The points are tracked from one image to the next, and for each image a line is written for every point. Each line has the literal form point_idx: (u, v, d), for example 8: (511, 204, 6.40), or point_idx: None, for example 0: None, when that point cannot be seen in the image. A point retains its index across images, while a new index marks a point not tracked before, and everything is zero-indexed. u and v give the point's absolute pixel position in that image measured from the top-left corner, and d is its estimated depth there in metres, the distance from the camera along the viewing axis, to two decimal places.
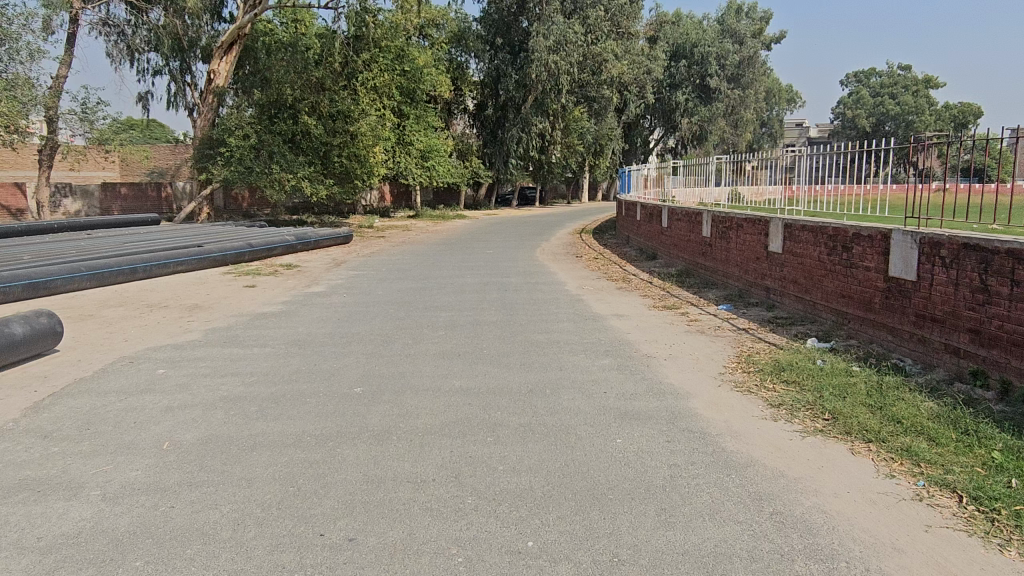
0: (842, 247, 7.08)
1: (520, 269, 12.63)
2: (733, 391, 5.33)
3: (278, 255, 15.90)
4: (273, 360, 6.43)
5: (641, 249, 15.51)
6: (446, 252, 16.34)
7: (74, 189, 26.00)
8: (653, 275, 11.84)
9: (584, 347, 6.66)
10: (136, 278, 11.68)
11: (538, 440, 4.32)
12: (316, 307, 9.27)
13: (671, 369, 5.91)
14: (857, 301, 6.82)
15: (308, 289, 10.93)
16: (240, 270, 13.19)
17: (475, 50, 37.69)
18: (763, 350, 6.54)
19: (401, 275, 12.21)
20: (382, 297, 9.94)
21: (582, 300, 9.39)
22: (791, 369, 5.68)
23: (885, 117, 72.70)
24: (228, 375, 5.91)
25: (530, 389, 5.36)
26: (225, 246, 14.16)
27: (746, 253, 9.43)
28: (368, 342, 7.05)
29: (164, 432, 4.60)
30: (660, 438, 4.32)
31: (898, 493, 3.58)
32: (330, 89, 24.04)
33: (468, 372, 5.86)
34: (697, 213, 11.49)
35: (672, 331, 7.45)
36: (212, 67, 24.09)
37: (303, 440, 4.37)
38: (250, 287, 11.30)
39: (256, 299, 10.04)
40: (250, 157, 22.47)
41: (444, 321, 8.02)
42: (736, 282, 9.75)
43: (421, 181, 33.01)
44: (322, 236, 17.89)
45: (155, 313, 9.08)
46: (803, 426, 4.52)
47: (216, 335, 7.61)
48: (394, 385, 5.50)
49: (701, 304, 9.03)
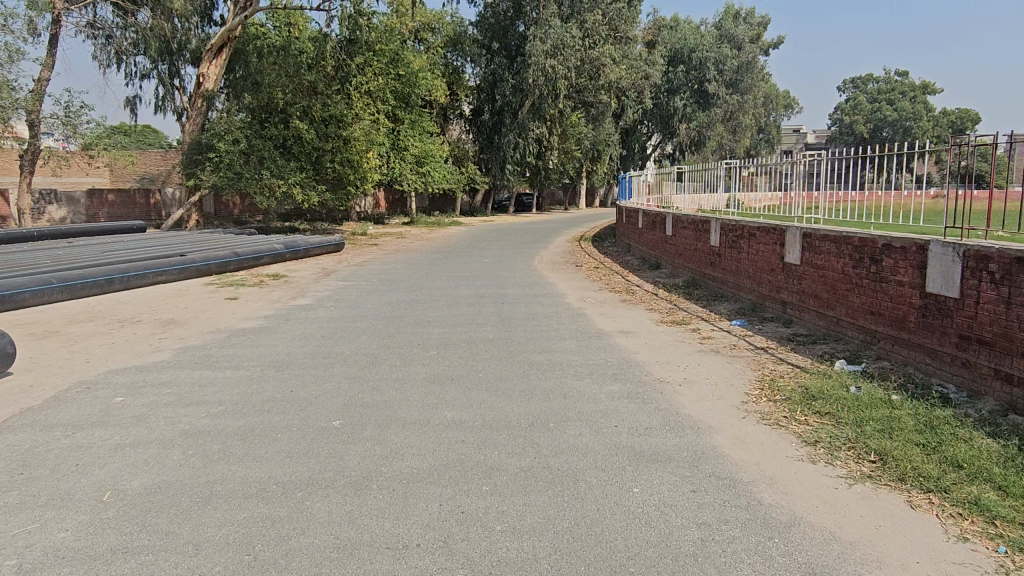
0: (870, 259, 6.49)
1: (518, 280, 12.01)
2: (760, 424, 4.71)
3: (266, 264, 15.26)
4: (246, 386, 5.80)
5: (643, 258, 14.92)
6: (440, 261, 15.74)
7: (59, 195, 25.31)
8: (658, 286, 11.25)
9: (589, 370, 6.05)
10: (111, 290, 11.04)
11: (542, 490, 3.70)
12: (300, 323, 8.63)
13: (688, 397, 5.29)
14: (889, 318, 6.23)
15: (293, 302, 10.29)
16: (224, 281, 12.55)
17: (471, 54, 37.19)
18: (787, 374, 5.93)
19: (392, 286, 11.60)
20: (372, 311, 9.33)
21: (584, 315, 8.77)
22: (822, 398, 5.07)
23: (883, 122, 72.20)
24: (193, 404, 5.27)
25: (531, 423, 4.74)
26: (209, 255, 13.51)
27: (760, 264, 8.84)
28: (352, 364, 6.43)
29: (109, 477, 3.96)
30: (684, 487, 3.70)
31: (977, 563, 2.98)
32: (322, 93, 23.51)
33: (462, 400, 5.24)
34: (704, 220, 10.92)
35: (684, 351, 6.85)
36: (201, 70, 23.39)
37: (268, 490, 3.75)
38: (232, 299, 10.66)
39: (237, 313, 9.42)
40: (240, 163, 21.88)
41: (436, 339, 7.40)
42: (748, 294, 9.17)
43: (416, 187, 32.37)
44: (314, 244, 17.29)
45: (126, 329, 8.43)
46: (848, 470, 3.92)
47: (189, 355, 6.98)
48: (378, 417, 4.88)
49: (712, 318, 8.43)
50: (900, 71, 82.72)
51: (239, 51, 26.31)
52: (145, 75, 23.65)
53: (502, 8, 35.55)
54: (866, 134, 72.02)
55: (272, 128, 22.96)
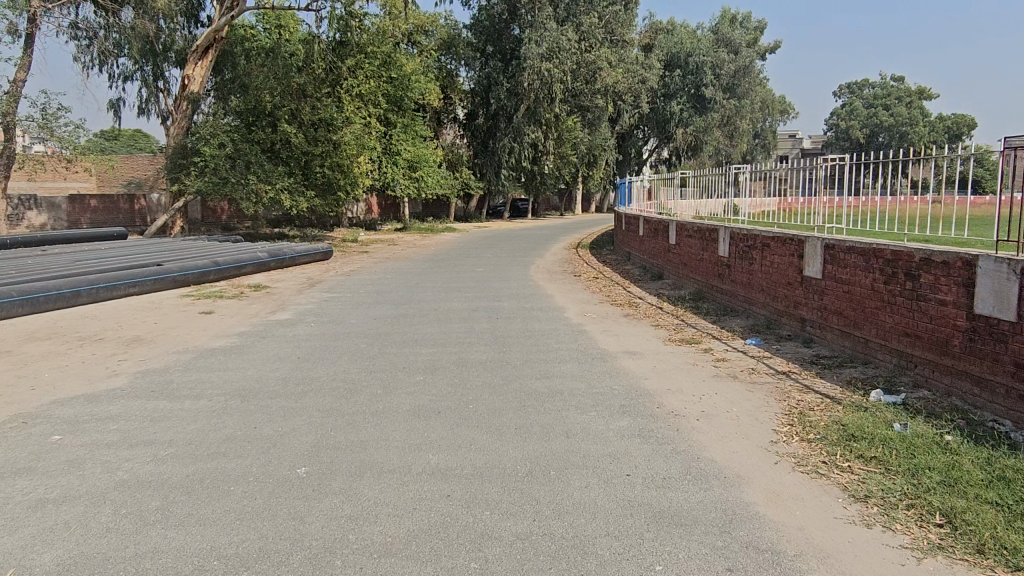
0: (905, 274, 5.83)
1: (514, 292, 11.35)
2: (796, 473, 4.02)
3: (249, 273, 14.54)
4: (205, 420, 5.10)
5: (644, 267, 14.28)
6: (431, 270, 15.10)
7: (40, 201, 24.54)
8: (662, 299, 10.61)
9: (593, 401, 5.38)
10: (78, 302, 10.31)
11: (545, 568, 3.01)
12: (276, 341, 7.94)
13: (709, 437, 4.60)
14: (928, 341, 5.57)
15: (272, 317, 9.59)
16: (201, 292, 11.83)
17: (465, 58, 36.64)
18: (817, 405, 5.26)
19: (380, 299, 10.92)
20: (355, 327, 8.64)
21: (585, 332, 8.10)
22: (863, 439, 4.40)
23: (880, 128, 71.80)
24: (138, 445, 4.56)
25: (529, 471, 4.05)
26: (186, 264, 12.79)
27: (775, 277, 8.17)
28: (328, 393, 5.72)
29: (15, 549, 3.25)
30: (719, 566, 3.01)
31: None
32: (311, 96, 22.78)
33: (450, 441, 4.56)
34: (712, 229, 10.25)
35: (698, 376, 6.16)
36: (187, 71, 22.63)
37: (207, 569, 3.05)
38: (207, 314, 9.95)
39: (210, 329, 8.71)
40: (225, 167, 21.14)
41: (424, 362, 6.72)
42: (762, 310, 8.51)
43: (410, 193, 31.74)
44: (301, 252, 16.63)
45: (84, 349, 7.72)
46: (912, 538, 3.24)
47: (148, 380, 6.27)
48: (351, 464, 4.19)
49: (724, 336, 7.76)
50: (896, 76, 82.50)
51: (226, 52, 25.59)
52: (128, 77, 22.91)
53: (497, 10, 35.12)
54: (863, 139, 71.76)
55: (259, 131, 22.25)
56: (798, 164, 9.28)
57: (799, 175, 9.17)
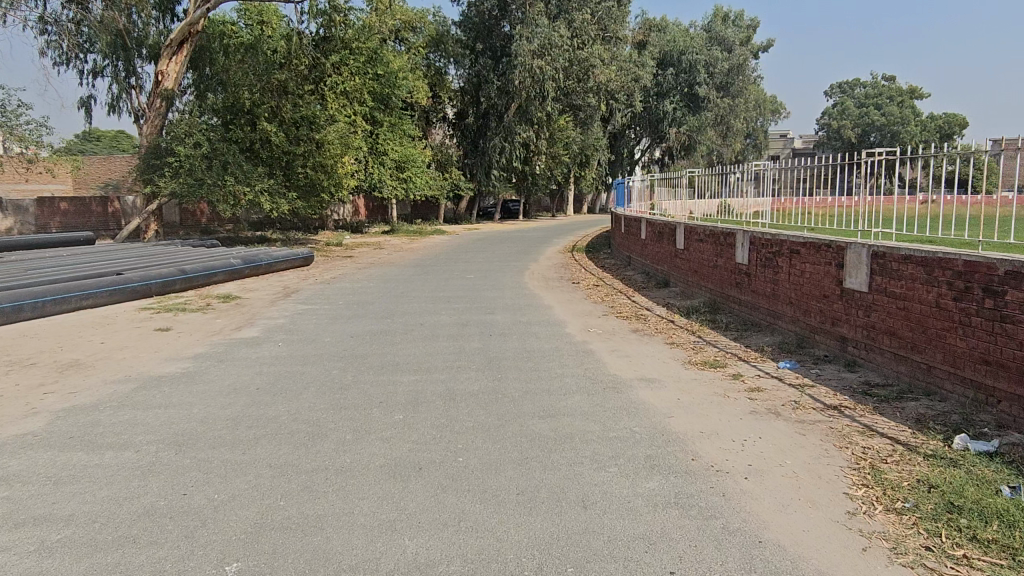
0: (983, 290, 4.84)
1: (507, 303, 10.30)
2: (900, 569, 3.00)
3: (219, 282, 13.42)
4: (124, 484, 4.01)
5: (647, 274, 13.31)
6: (418, 276, 14.02)
7: (6, 204, 23.30)
8: (671, 311, 9.61)
9: (611, 451, 4.34)
10: (20, 318, 9.16)
11: None
12: (235, 366, 6.86)
13: (769, 507, 3.58)
14: (1014, 372, 4.59)
15: (237, 334, 8.52)
16: (162, 305, 10.71)
17: (454, 55, 35.59)
18: (889, 455, 4.26)
19: (361, 311, 9.87)
20: (328, 347, 7.57)
21: (591, 354, 7.08)
22: (969, 512, 3.40)
23: (871, 128, 71.11)
24: (23, 526, 3.48)
25: (538, 568, 3.01)
26: (148, 273, 11.65)
27: (807, 289, 7.18)
28: (283, 441, 4.64)
29: None
30: None
31: None
32: (293, 93, 21.67)
33: (433, 519, 3.49)
34: (728, 232, 9.27)
35: (732, 413, 5.13)
36: (160, 67, 21.48)
37: None
38: (164, 331, 8.84)
39: (162, 350, 7.61)
40: (202, 167, 19.91)
41: (403, 395, 5.65)
42: (790, 325, 7.52)
43: (397, 194, 30.69)
44: (278, 258, 15.53)
45: (9, 377, 6.60)
46: None
47: (70, 422, 5.18)
48: (303, 558, 3.13)
49: (752, 358, 6.74)
50: (887, 77, 82.03)
51: (202, 47, 24.37)
52: (98, 73, 21.71)
53: (488, 6, 33.97)
54: (855, 138, 71.28)
55: (237, 129, 21.16)
56: (815, 162, 8.44)
57: (820, 173, 8.27)
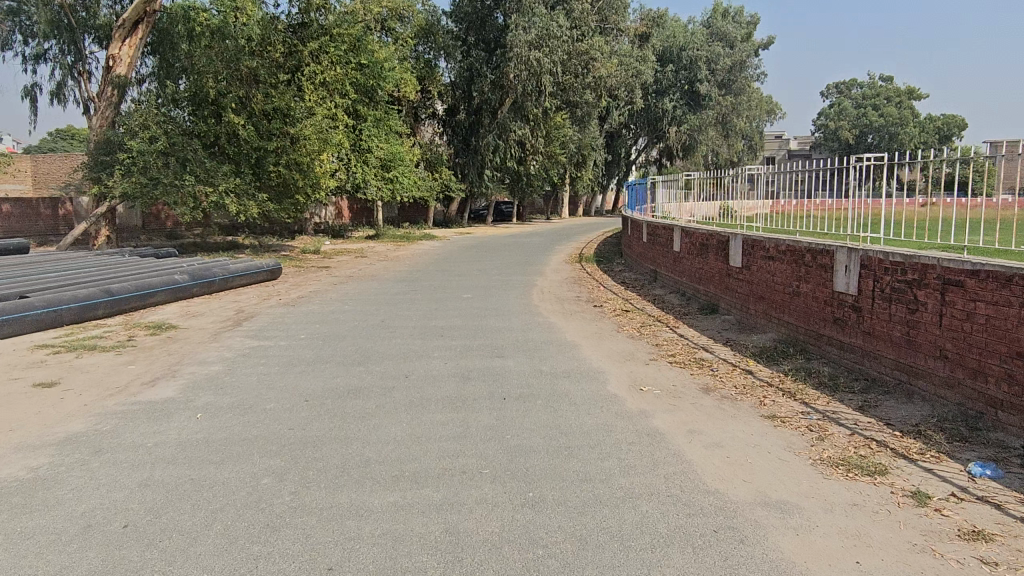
0: None
1: (518, 338, 7.94)
2: None
3: (158, 303, 10.93)
4: None
5: (684, 294, 11.02)
6: (405, 296, 11.61)
7: None
8: (736, 351, 7.29)
9: None
10: None
11: None
12: (116, 464, 4.39)
13: None
14: None
15: (148, 393, 6.05)
16: (71, 340, 8.23)
17: (445, 47, 32.58)
18: None
19: (330, 352, 7.46)
20: (272, 423, 5.15)
21: (657, 439, 4.70)
22: None
23: (869, 129, 68.86)
24: None
25: None
26: (59, 297, 9.15)
27: (983, 340, 4.78)
28: None
29: None
30: None
31: None
32: (264, 82, 19.07)
33: None
34: (816, 251, 6.93)
35: None
36: (111, 51, 18.89)
37: None
38: (49, 386, 6.35)
39: (22, 430, 5.12)
40: (157, 165, 17.47)
41: (371, 555, 3.22)
42: (949, 392, 5.10)
43: (383, 196, 28.35)
44: (237, 271, 13.07)
45: None
46: None
47: None
48: None
49: (917, 454, 4.36)
50: (884, 77, 80.17)
51: (163, 31, 21.74)
52: (41, 57, 19.09)
53: None
54: (852, 139, 69.16)
55: (201, 122, 18.70)
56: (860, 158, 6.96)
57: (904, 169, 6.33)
